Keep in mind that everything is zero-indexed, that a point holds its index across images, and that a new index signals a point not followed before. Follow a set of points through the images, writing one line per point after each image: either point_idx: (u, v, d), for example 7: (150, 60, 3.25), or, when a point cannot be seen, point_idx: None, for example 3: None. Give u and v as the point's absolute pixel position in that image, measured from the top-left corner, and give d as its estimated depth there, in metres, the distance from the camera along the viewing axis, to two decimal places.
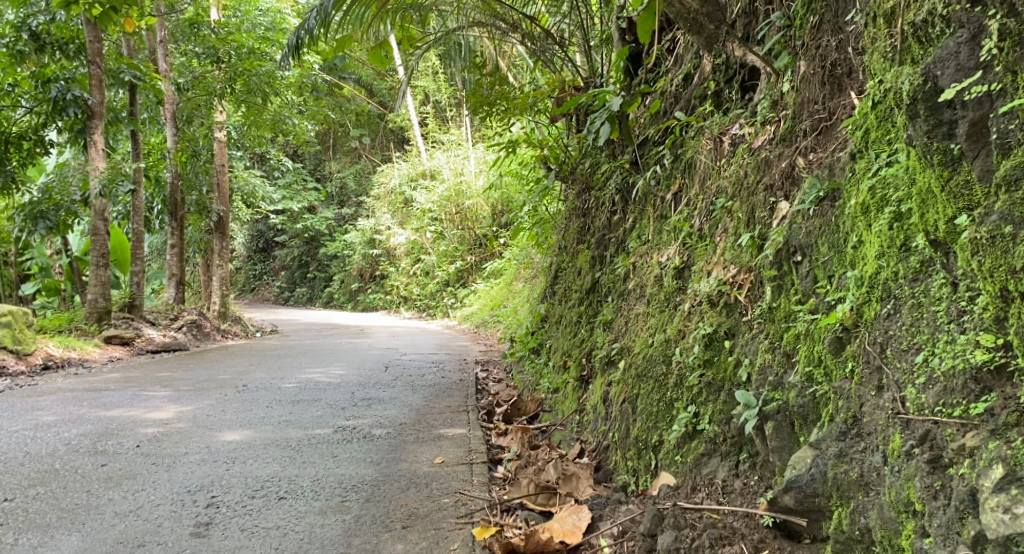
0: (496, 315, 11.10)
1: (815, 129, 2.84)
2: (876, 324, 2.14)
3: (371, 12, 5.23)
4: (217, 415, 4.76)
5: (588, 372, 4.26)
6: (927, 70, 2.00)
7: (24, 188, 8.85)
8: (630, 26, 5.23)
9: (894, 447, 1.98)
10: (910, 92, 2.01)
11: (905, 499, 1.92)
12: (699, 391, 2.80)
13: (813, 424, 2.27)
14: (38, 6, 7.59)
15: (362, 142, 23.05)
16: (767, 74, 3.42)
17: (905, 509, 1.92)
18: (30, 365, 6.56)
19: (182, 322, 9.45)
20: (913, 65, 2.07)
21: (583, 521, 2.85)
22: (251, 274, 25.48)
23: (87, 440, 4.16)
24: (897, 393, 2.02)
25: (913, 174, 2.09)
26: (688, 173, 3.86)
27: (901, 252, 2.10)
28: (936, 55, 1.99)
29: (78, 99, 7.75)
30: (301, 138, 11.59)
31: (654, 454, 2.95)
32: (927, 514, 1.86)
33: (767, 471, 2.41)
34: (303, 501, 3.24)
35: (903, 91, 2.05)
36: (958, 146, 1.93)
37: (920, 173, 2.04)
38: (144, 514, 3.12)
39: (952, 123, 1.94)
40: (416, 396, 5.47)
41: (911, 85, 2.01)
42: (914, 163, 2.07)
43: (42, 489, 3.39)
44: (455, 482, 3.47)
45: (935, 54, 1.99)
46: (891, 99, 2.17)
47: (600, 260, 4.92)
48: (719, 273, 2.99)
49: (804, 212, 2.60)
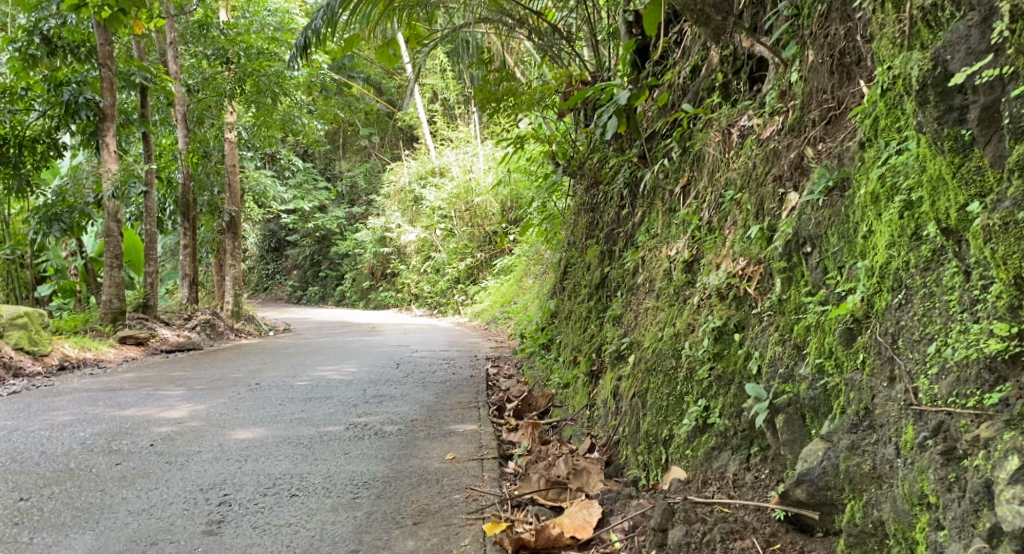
0: (508, 311, 11.08)
1: (823, 119, 2.81)
2: (887, 315, 2.11)
3: (379, 9, 5.21)
4: (230, 413, 4.77)
5: (598, 367, 4.24)
6: (937, 55, 1.97)
7: (39, 191, 8.92)
8: (637, 19, 5.22)
9: (907, 439, 1.95)
10: (919, 79, 1.99)
11: (919, 491, 1.90)
12: (709, 385, 2.78)
13: (825, 417, 2.25)
14: (50, 10, 7.64)
15: (372, 141, 23.06)
16: (775, 64, 3.38)
17: (919, 502, 1.90)
18: (46, 365, 6.60)
19: (195, 321, 9.48)
20: (923, 51, 2.06)
21: (593, 516, 2.83)
22: (264, 274, 25.55)
23: (101, 439, 4.18)
24: (910, 384, 1.99)
25: (924, 161, 2.06)
26: (696, 166, 3.83)
27: (912, 241, 2.07)
28: (945, 39, 1.95)
29: (90, 102, 7.81)
30: (310, 137, 11.64)
31: (665, 449, 2.93)
32: (941, 507, 1.84)
33: (778, 464, 2.39)
34: (315, 498, 3.24)
35: (912, 77, 2.03)
36: (969, 132, 1.90)
37: (931, 160, 2.02)
38: (157, 512, 3.13)
39: (964, 109, 1.91)
40: (427, 392, 5.46)
41: (920, 70, 1.99)
42: (924, 150, 2.04)
43: (56, 488, 3.41)
44: (466, 478, 3.46)
45: (945, 38, 1.96)
46: (900, 86, 2.14)
47: (609, 255, 4.89)
48: (729, 265, 2.98)
49: (813, 202, 2.57)
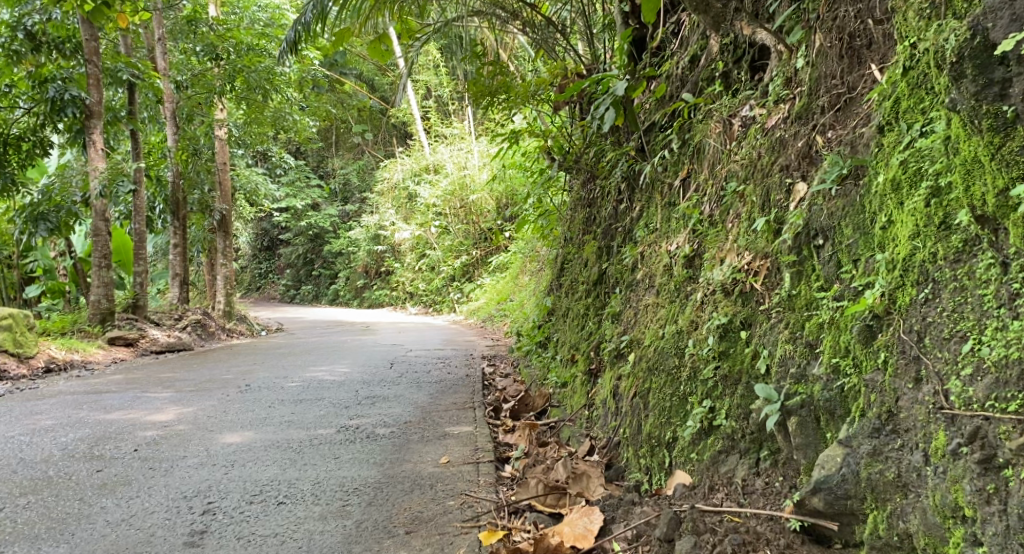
0: (503, 309, 10.98)
1: (833, 105, 2.68)
2: (912, 310, 1.98)
3: (369, 2, 5.02)
4: (218, 416, 4.63)
5: (597, 365, 4.11)
6: (976, 22, 1.87)
7: (25, 190, 8.71)
8: (633, 9, 5.10)
9: (938, 446, 1.84)
10: (955, 50, 1.89)
11: (952, 504, 1.78)
12: (714, 385, 2.65)
13: (842, 420, 2.12)
14: (34, 4, 7.47)
15: (365, 138, 22.91)
16: (778, 52, 3.24)
17: (952, 514, 1.78)
18: (31, 368, 6.44)
19: (187, 322, 9.30)
20: (958, 20, 1.95)
21: (594, 524, 2.69)
22: (256, 273, 25.36)
23: (83, 445, 4.03)
24: (939, 385, 1.87)
25: (955, 143, 1.94)
26: (697, 158, 3.69)
27: (940, 231, 1.95)
28: (987, 5, 1.86)
29: (76, 99, 7.59)
30: (302, 135, 11.44)
31: (668, 452, 2.80)
32: (979, 521, 1.73)
33: (791, 469, 2.27)
34: (303, 506, 3.10)
35: (945, 49, 1.93)
36: (1011, 108, 1.81)
37: (964, 142, 1.91)
38: (137, 522, 2.99)
39: (1006, 82, 1.82)
40: (422, 393, 5.33)
41: (957, 40, 1.89)
42: (956, 131, 1.93)
43: (32, 497, 3.26)
44: (461, 483, 3.32)
45: (986, 5, 1.87)
46: (930, 58, 2.02)
47: (606, 251, 4.76)
48: (732, 260, 2.84)
49: (825, 192, 2.43)
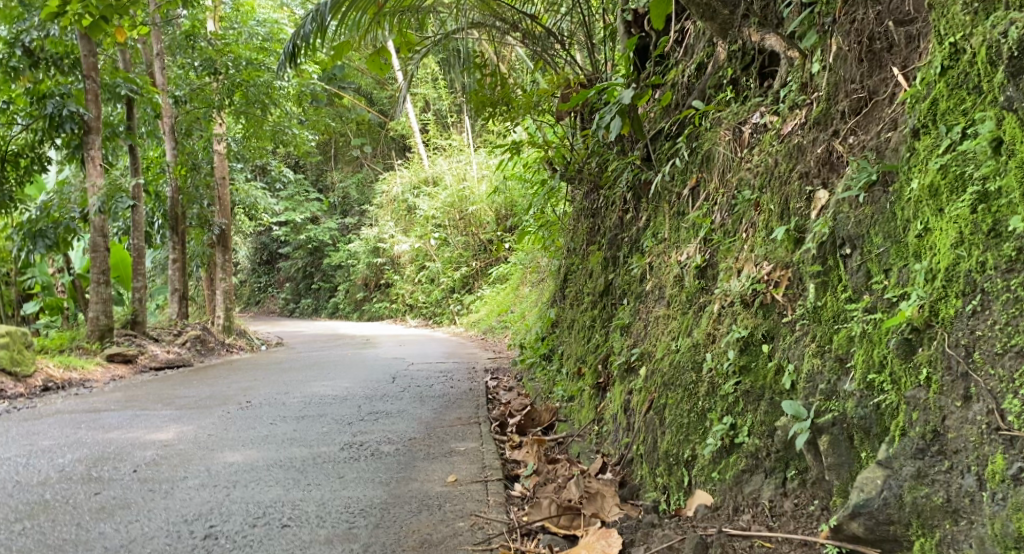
0: (504, 321, 10.90)
1: (855, 111, 2.60)
2: (957, 323, 1.92)
3: (368, 15, 4.93)
4: (218, 435, 4.51)
5: (605, 379, 4.00)
6: None
7: (22, 206, 8.57)
8: (635, 19, 5.03)
9: (995, 470, 1.78)
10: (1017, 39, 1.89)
11: (1015, 533, 1.71)
12: (735, 401, 2.54)
13: (879, 439, 2.05)
14: (33, 21, 7.19)
15: (364, 152, 22.91)
16: (788, 58, 3.15)
17: (1015, 545, 1.71)
18: (29, 387, 6.31)
19: (186, 337, 9.18)
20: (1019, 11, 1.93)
21: (612, 548, 2.58)
22: (255, 287, 25.19)
23: (81, 466, 3.91)
24: (993, 405, 1.81)
25: (1009, 145, 1.87)
26: (705, 166, 3.57)
27: (989, 239, 1.89)
28: None
29: (75, 115, 7.44)
30: (301, 148, 11.31)
31: (687, 471, 2.68)
32: None
33: (822, 490, 2.19)
34: (308, 529, 2.99)
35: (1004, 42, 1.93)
36: None
37: (1020, 144, 1.85)
38: (137, 548, 2.88)
39: None
40: (425, 408, 5.21)
41: (1018, 29, 1.89)
42: (1015, 131, 1.86)
43: (28, 523, 3.14)
44: (470, 502, 3.21)
45: None
46: (983, 53, 1.98)
47: (613, 261, 4.65)
48: (751, 270, 2.73)
49: (850, 199, 2.34)
